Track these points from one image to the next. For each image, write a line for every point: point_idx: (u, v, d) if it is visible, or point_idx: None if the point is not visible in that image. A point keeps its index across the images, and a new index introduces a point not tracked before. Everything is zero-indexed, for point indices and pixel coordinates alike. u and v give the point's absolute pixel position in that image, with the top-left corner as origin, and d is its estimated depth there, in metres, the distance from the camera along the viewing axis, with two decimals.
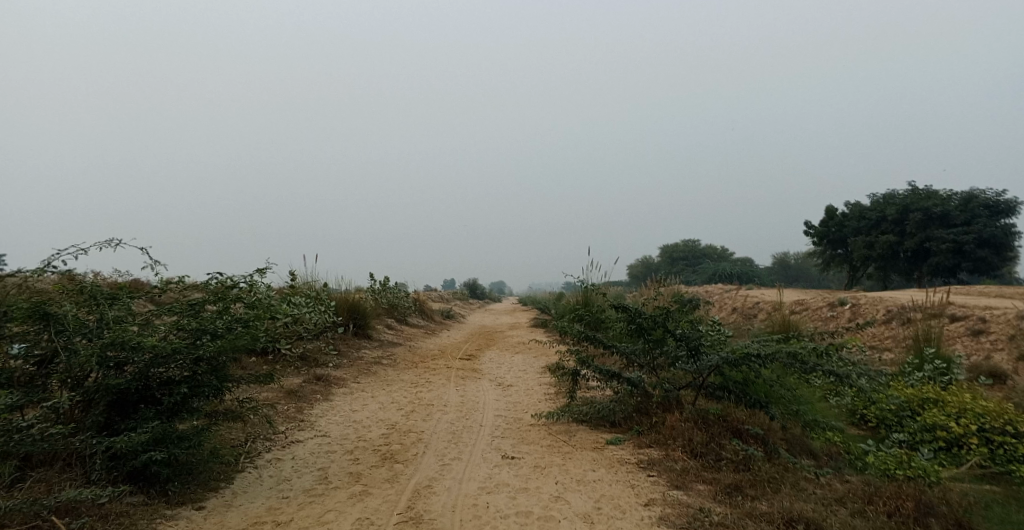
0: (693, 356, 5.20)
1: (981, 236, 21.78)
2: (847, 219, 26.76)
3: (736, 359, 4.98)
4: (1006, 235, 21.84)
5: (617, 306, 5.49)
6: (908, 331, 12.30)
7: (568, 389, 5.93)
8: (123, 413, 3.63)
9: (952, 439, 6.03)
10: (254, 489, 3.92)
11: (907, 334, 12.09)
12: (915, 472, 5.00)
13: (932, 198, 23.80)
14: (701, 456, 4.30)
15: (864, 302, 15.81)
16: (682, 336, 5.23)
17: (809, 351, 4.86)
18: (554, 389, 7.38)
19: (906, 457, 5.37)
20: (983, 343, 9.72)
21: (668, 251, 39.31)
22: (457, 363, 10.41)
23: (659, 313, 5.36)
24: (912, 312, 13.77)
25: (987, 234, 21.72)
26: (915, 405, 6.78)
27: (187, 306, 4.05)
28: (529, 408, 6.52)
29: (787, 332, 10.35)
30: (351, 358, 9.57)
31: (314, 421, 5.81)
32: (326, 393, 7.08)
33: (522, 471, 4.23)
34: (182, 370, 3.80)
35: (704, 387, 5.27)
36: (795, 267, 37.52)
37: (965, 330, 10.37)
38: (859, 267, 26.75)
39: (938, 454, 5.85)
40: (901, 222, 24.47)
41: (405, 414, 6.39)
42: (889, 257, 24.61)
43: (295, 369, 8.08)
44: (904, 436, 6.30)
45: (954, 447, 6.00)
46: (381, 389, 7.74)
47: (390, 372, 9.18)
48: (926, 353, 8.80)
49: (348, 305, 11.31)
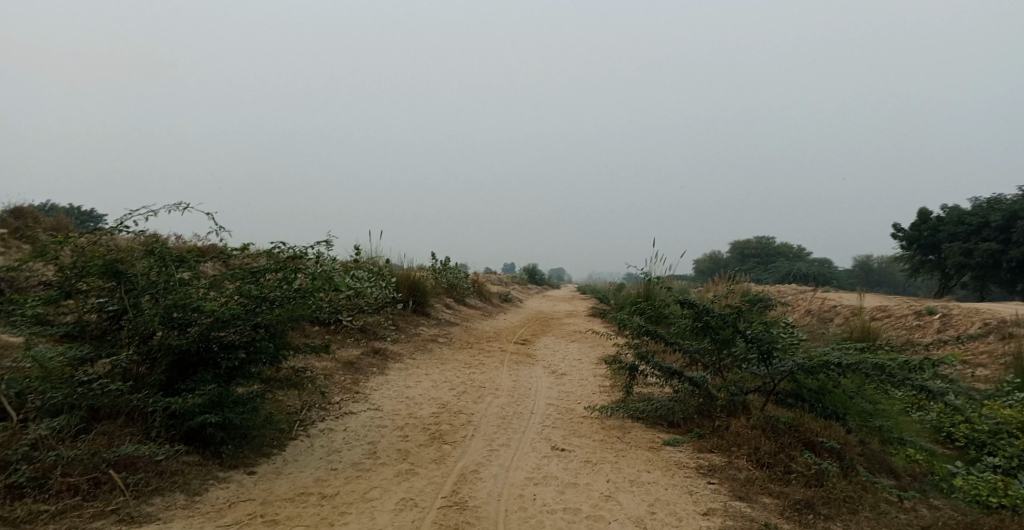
0: (764, 359, 4.85)
1: None
2: (942, 223, 24.70)
3: (812, 366, 4.61)
4: None
5: (684, 300, 5.18)
6: (1007, 348, 11.18)
7: (625, 383, 5.69)
8: (184, 373, 3.71)
9: None
10: (304, 458, 3.94)
11: (1006, 351, 10.99)
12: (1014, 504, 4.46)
13: None
14: (768, 467, 3.98)
15: (956, 313, 14.54)
16: (753, 337, 4.87)
17: (900, 363, 4.37)
18: (610, 381, 7.15)
19: (1001, 486, 4.82)
20: None
21: (739, 246, 37.71)
22: (512, 346, 10.33)
23: (729, 311, 5.00)
24: (1012, 327, 12.52)
25: None
26: (1014, 429, 6.10)
27: (249, 272, 4.10)
28: (583, 399, 6.33)
29: (867, 339, 9.62)
30: (409, 334, 9.67)
31: (367, 394, 5.86)
32: (382, 367, 7.16)
33: (572, 465, 4.06)
34: (241, 334, 3.85)
35: (774, 392, 4.91)
36: (877, 271, 35.14)
37: None
38: (951, 275, 24.68)
39: None
40: (1006, 229, 22.35)
41: (457, 395, 6.34)
42: (988, 267, 22.52)
43: (354, 341, 8.23)
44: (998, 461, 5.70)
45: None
46: (435, 367, 7.76)
47: (445, 351, 9.21)
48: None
49: (409, 283, 11.44)
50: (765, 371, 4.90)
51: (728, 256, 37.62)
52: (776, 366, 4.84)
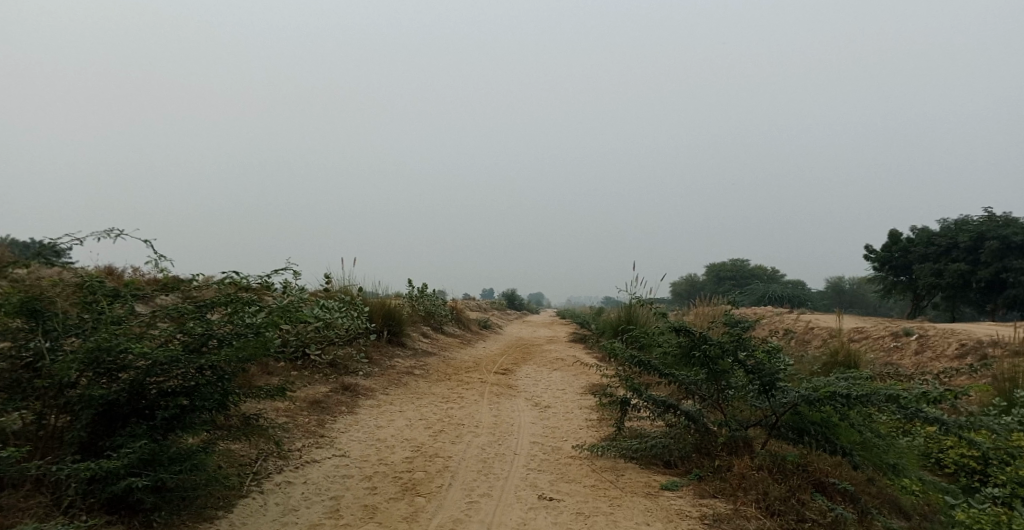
0: (765, 392, 4.51)
1: None
2: (913, 244, 25.04)
3: (819, 398, 4.27)
4: None
5: (677, 327, 4.81)
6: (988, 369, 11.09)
7: (615, 419, 5.28)
8: (110, 427, 3.18)
9: None
10: (255, 520, 3.43)
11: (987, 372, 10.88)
12: None
13: (1011, 224, 22.03)
14: (779, 515, 3.59)
15: (933, 333, 14.51)
16: (754, 368, 4.52)
17: (912, 394, 4.03)
18: (596, 415, 6.73)
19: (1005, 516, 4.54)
20: None
21: (715, 269, 37.91)
22: (492, 377, 9.84)
23: (728, 340, 4.64)
24: (989, 347, 12.47)
25: None
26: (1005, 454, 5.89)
27: (194, 306, 3.57)
28: (569, 436, 5.89)
29: (851, 362, 9.41)
30: (383, 367, 9.14)
31: (334, 438, 5.34)
32: (352, 405, 6.63)
33: (562, 519, 3.61)
34: (183, 379, 3.35)
35: (776, 427, 4.55)
36: (849, 292, 35.52)
37: None
38: (923, 295, 24.96)
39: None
40: (974, 250, 22.74)
41: (433, 434, 5.84)
42: (959, 287, 22.79)
43: (322, 377, 7.69)
44: (998, 489, 5.43)
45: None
46: (410, 403, 7.26)
47: (421, 384, 8.70)
48: (1015, 394, 7.76)
49: (383, 312, 10.93)
50: (766, 404, 4.56)
51: (705, 279, 37.70)
52: (779, 399, 4.50)
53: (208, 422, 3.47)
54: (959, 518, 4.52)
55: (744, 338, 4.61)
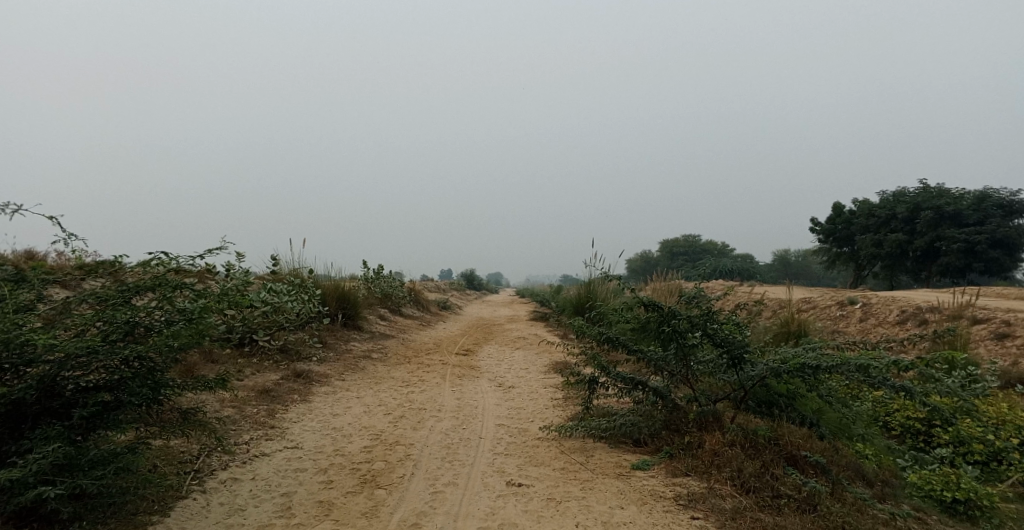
0: (734, 366, 4.41)
1: (994, 236, 21.07)
2: (855, 216, 25.98)
3: (787, 370, 4.19)
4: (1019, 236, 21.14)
5: (645, 302, 4.63)
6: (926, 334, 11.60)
7: (582, 398, 5.13)
8: (17, 430, 2.78)
9: (989, 453, 5.36)
10: (196, 524, 3.10)
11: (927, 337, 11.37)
12: (978, 498, 4.26)
13: (944, 196, 23.09)
14: (755, 492, 3.51)
15: (876, 300, 15.08)
16: (724, 342, 4.40)
17: (883, 364, 3.92)
18: (561, 394, 6.60)
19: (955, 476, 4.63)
20: (1006, 348, 9.46)
21: (669, 245, 38.55)
22: (453, 358, 9.59)
23: (697, 313, 4.49)
24: (927, 313, 13.00)
25: (999, 235, 21.03)
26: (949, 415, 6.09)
27: (115, 291, 3.16)
28: (535, 417, 5.72)
29: (804, 330, 9.61)
30: (338, 351, 8.77)
31: (286, 429, 5.00)
32: (305, 393, 6.28)
33: (532, 506, 3.43)
34: (106, 372, 2.98)
35: (746, 400, 4.46)
36: (795, 265, 36.72)
37: (988, 333, 10.05)
38: (865, 266, 26.02)
39: (976, 471, 5.19)
40: (911, 221, 23.73)
41: (392, 420, 5.57)
42: (897, 256, 23.79)
43: (272, 364, 7.28)
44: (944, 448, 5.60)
45: (994, 462, 5.30)
46: (368, 388, 6.95)
47: (379, 367, 8.38)
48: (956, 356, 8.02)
49: (336, 294, 10.50)
50: (735, 378, 4.46)
51: (659, 255, 38.29)
52: (748, 371, 4.40)
53: (137, 419, 3.11)
54: (914, 479, 4.58)
55: (713, 311, 4.48)
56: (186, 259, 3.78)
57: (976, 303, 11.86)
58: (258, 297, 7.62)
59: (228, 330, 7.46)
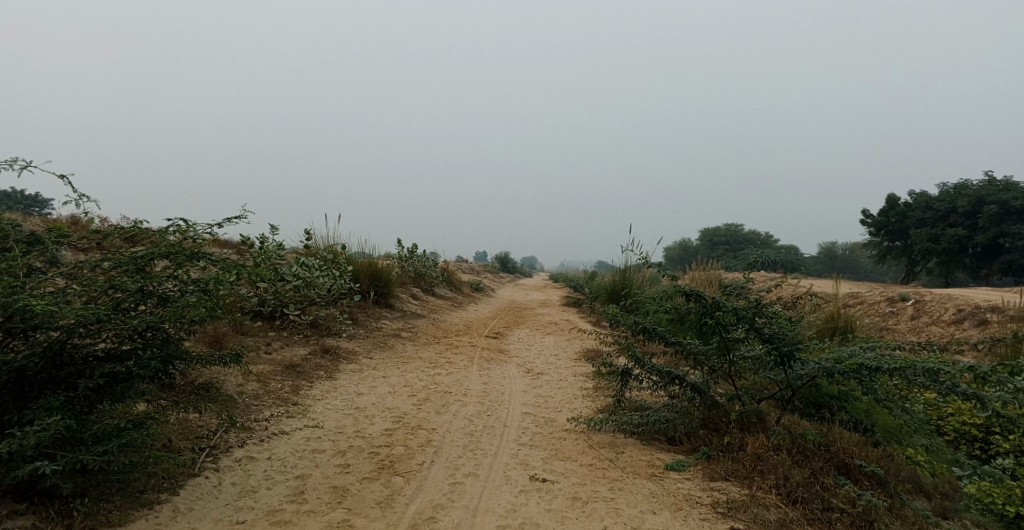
0: (783, 364, 4.06)
1: None
2: (911, 209, 24.65)
3: (844, 370, 3.81)
4: None
5: (687, 291, 4.28)
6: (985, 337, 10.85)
7: (615, 390, 4.85)
8: (23, 399, 2.69)
9: None
10: (205, 505, 2.98)
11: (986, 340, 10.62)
12: None
13: (1011, 190, 21.63)
14: (803, 503, 3.20)
15: (930, 298, 14.24)
16: (772, 338, 4.04)
17: (955, 368, 3.45)
18: (593, 383, 6.34)
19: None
20: None
21: (709, 234, 37.50)
22: (483, 340, 9.41)
23: (744, 306, 4.13)
24: (988, 313, 12.15)
25: None
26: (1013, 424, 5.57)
27: (129, 257, 3.03)
28: (564, 407, 5.48)
29: (853, 326, 9.05)
30: (368, 329, 8.70)
31: (308, 407, 4.90)
32: (331, 369, 6.20)
33: (556, 506, 3.20)
34: (115, 342, 2.88)
35: (793, 401, 4.11)
36: (841, 258, 35.22)
37: None
38: (918, 262, 24.72)
39: None
40: (972, 216, 22.34)
41: (416, 403, 5.41)
42: (954, 253, 22.45)
43: (302, 339, 7.24)
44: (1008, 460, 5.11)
45: None
46: (395, 368, 6.82)
47: (408, 347, 8.26)
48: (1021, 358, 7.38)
49: (369, 271, 10.42)
50: (782, 376, 4.11)
51: (698, 244, 37.29)
52: (797, 370, 4.04)
53: (148, 391, 3.00)
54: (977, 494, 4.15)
55: (762, 304, 4.11)
56: (205, 227, 3.62)
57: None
58: (289, 272, 7.56)
59: (259, 303, 7.45)
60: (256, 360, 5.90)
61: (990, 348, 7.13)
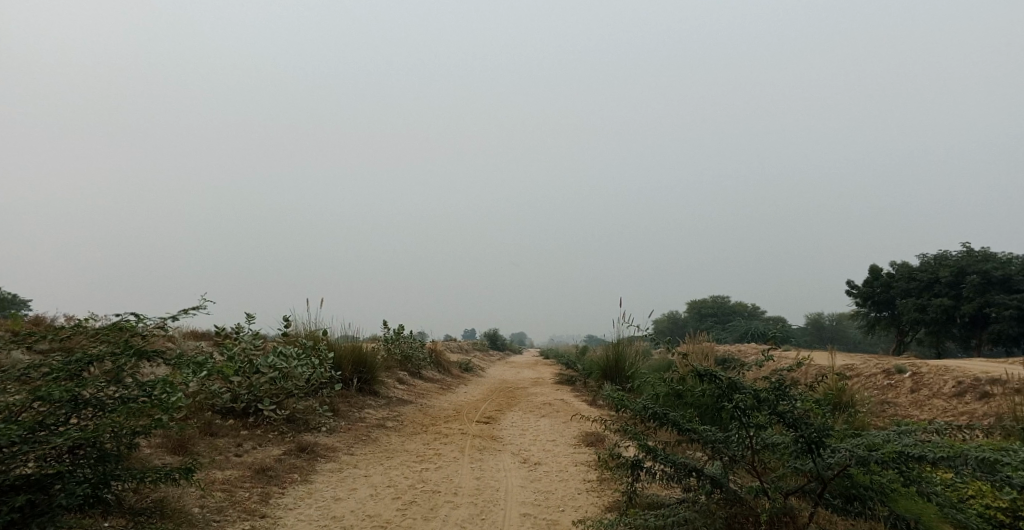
0: (812, 452, 3.62)
1: None
2: (895, 280, 24.86)
3: (882, 459, 3.36)
4: None
5: (700, 371, 3.86)
6: (991, 412, 10.44)
7: (625, 486, 4.36)
8: None
9: None
10: None
11: (992, 414, 10.20)
12: None
13: (990, 259, 21.93)
14: None
15: (927, 369, 13.93)
16: (797, 423, 3.60)
17: (1014, 458, 3.02)
18: (596, 476, 5.79)
19: None
20: None
21: (696, 307, 37.38)
22: (474, 427, 8.82)
23: (763, 388, 3.72)
24: (989, 386, 11.77)
25: None
26: None
27: (65, 366, 2.99)
28: (568, 507, 4.93)
29: (859, 403, 8.64)
30: (351, 420, 8.12)
31: (278, 518, 4.35)
32: (307, 471, 5.62)
33: None
34: (47, 460, 2.79)
35: (827, 495, 3.62)
36: (830, 329, 35.04)
37: None
38: (907, 331, 24.60)
39: None
40: (956, 285, 22.47)
41: (401, 507, 4.84)
42: (942, 322, 22.36)
43: (277, 436, 6.68)
44: None
45: None
46: (378, 464, 6.22)
47: (394, 439, 7.66)
48: None
49: (353, 357, 9.92)
50: (810, 466, 3.65)
51: (687, 317, 37.10)
52: (827, 459, 3.59)
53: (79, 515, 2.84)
54: None
55: (784, 385, 3.70)
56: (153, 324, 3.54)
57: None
58: (265, 363, 7.09)
59: (232, 398, 6.95)
60: (223, 466, 5.36)
61: (1007, 423, 6.69)
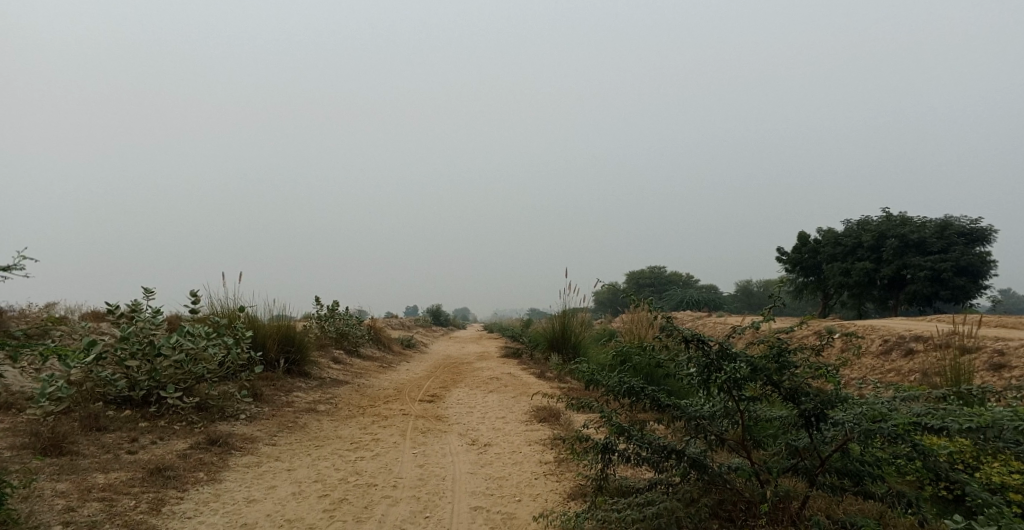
0: (809, 425, 3.14)
1: (959, 264, 20.89)
2: (822, 246, 25.70)
3: (892, 432, 2.91)
4: (983, 265, 20.94)
5: (687, 338, 3.26)
6: (918, 368, 10.59)
7: (595, 474, 3.78)
8: None
9: None
10: None
11: (919, 370, 10.35)
12: None
13: (907, 224, 22.87)
14: None
15: (853, 329, 14.27)
16: (797, 394, 3.11)
17: None
18: (554, 459, 5.20)
19: None
20: (1003, 377, 8.23)
21: (635, 276, 37.66)
22: (416, 406, 8.12)
23: (760, 354, 3.17)
24: (911, 342, 12.05)
25: (964, 263, 20.85)
26: None
27: None
28: (527, 498, 4.31)
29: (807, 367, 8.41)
30: (276, 405, 7.23)
31: None
32: (215, 469, 4.74)
33: None
34: None
35: (824, 474, 3.16)
36: (758, 295, 36.12)
37: (990, 356, 8.81)
38: (832, 295, 25.53)
39: None
40: (876, 249, 23.33)
41: (330, 509, 4.08)
42: (865, 285, 23.19)
43: (185, 428, 5.74)
44: None
45: None
46: (304, 456, 5.40)
47: (324, 424, 6.84)
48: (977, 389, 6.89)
49: (279, 336, 8.94)
50: (805, 442, 3.19)
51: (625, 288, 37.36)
52: (825, 433, 3.14)
53: None
54: None
55: (784, 352, 3.16)
56: None
57: (963, 333, 11.01)
58: (168, 343, 6.03)
59: (128, 387, 5.95)
60: (109, 467, 4.42)
61: (943, 376, 6.60)
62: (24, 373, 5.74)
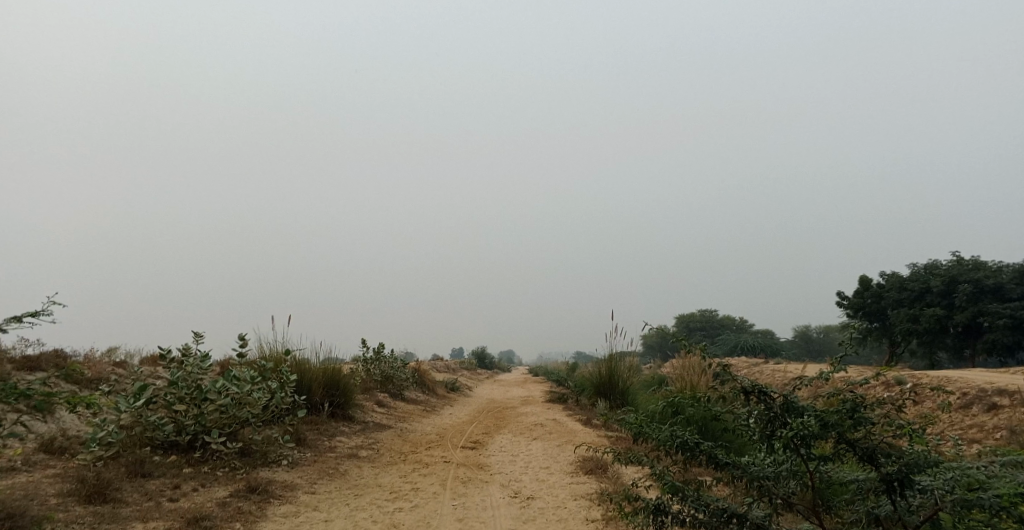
0: (892, 492, 2.79)
1: None
2: (886, 290, 24.35)
3: (993, 504, 2.54)
4: None
5: (748, 390, 2.98)
6: (1005, 427, 9.66)
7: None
8: None
9: None
10: None
11: (1007, 430, 9.42)
12: None
13: (981, 268, 21.41)
14: None
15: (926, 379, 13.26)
16: (875, 455, 2.78)
17: None
18: (603, 518, 4.87)
19: None
20: None
21: (685, 320, 36.57)
22: (458, 454, 7.89)
23: (832, 409, 2.86)
24: (994, 396, 11.06)
25: None
26: None
27: None
28: None
29: None
30: (318, 450, 7.15)
31: None
32: (252, 520, 4.64)
33: None
34: None
35: None
36: (817, 340, 34.38)
37: None
38: (899, 342, 24.01)
39: None
40: (947, 294, 21.91)
41: None
42: (936, 332, 21.69)
43: (227, 474, 5.71)
44: None
45: None
46: (343, 506, 5.25)
47: (365, 471, 6.69)
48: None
49: (325, 380, 8.96)
50: (887, 510, 2.83)
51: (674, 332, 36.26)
52: (910, 501, 2.78)
53: None
54: None
55: (859, 407, 2.84)
56: None
57: None
58: (214, 387, 6.11)
59: (175, 431, 6.00)
60: (149, 515, 4.39)
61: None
62: (79, 417, 5.89)
